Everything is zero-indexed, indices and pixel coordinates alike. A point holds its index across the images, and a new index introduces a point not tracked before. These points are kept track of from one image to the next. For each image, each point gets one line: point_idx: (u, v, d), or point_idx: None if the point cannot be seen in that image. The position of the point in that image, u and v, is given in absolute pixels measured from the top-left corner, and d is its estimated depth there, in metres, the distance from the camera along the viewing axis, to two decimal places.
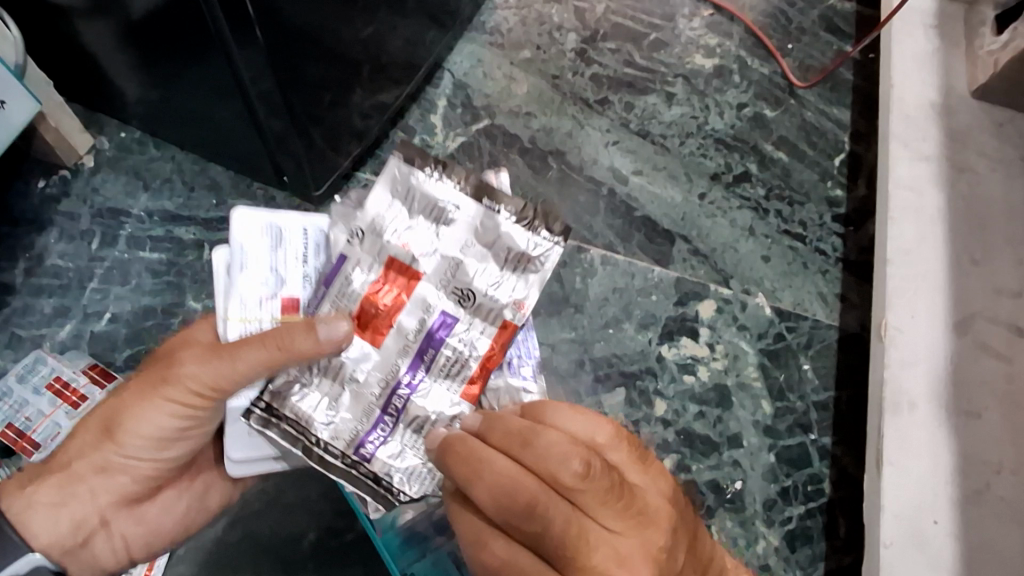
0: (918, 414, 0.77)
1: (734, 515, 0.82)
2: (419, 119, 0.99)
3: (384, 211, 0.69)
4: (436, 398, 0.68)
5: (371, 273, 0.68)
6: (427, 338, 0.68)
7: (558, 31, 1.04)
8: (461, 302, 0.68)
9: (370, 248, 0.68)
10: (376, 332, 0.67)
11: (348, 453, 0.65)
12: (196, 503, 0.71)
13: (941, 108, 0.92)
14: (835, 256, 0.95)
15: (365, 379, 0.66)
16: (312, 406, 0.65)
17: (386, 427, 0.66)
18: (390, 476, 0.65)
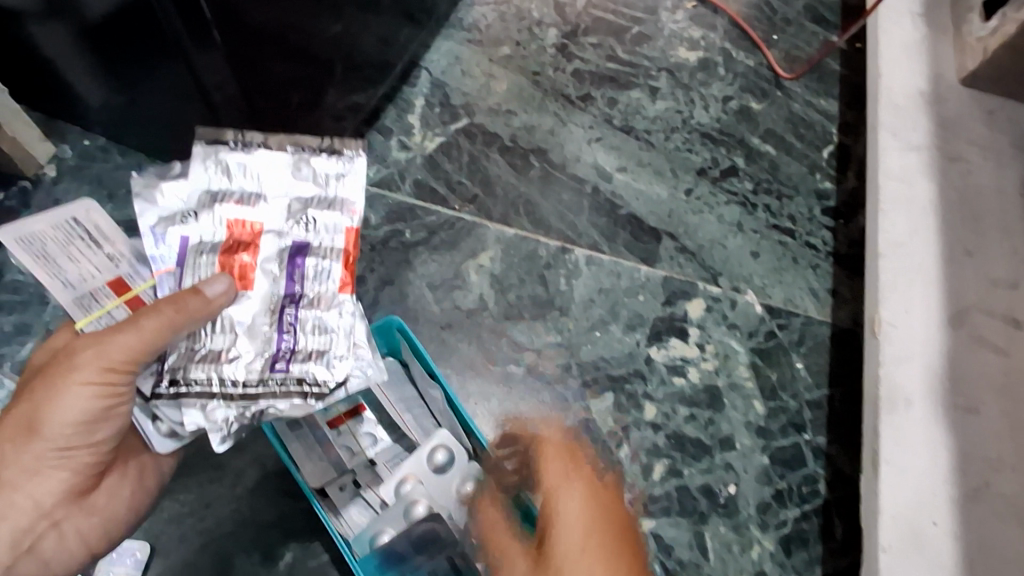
0: (914, 411, 0.75)
1: (727, 520, 0.80)
2: (396, 118, 0.95)
3: (208, 187, 0.63)
4: (318, 305, 0.62)
5: (218, 233, 0.63)
6: (293, 262, 0.63)
7: (538, 27, 1.01)
8: (306, 227, 0.64)
9: (208, 220, 0.63)
10: (245, 277, 0.62)
11: (268, 376, 0.60)
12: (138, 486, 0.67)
13: (931, 96, 0.90)
14: (825, 251, 0.92)
15: (251, 317, 0.62)
16: (212, 355, 0.61)
17: (288, 350, 0.61)
18: (313, 374, 0.61)
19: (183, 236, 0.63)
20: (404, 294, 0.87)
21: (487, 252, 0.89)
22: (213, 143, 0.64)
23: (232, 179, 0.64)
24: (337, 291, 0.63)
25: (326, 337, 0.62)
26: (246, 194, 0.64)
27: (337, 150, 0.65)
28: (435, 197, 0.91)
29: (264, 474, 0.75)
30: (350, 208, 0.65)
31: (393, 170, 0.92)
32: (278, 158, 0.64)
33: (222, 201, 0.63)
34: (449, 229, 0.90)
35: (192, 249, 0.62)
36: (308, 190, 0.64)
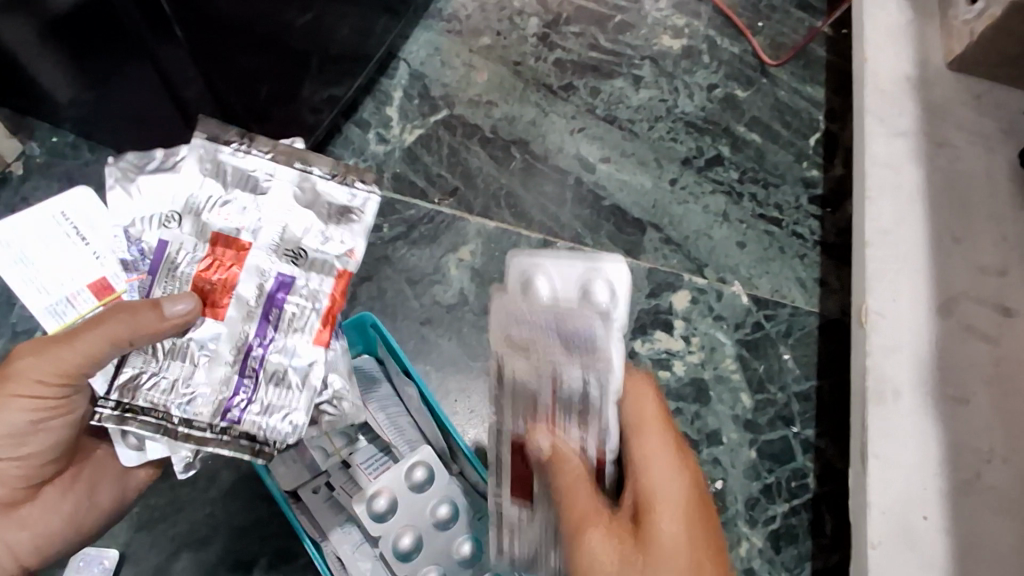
0: (902, 402, 0.74)
1: (714, 516, 0.78)
2: (374, 112, 0.93)
3: (199, 192, 0.63)
4: (296, 352, 0.64)
5: (199, 248, 0.62)
6: (271, 299, 0.64)
7: (519, 16, 0.99)
8: (295, 262, 0.64)
9: (189, 232, 0.62)
10: (215, 302, 0.62)
11: (215, 421, 0.62)
12: (85, 500, 0.64)
13: (918, 81, 0.88)
14: (812, 240, 0.91)
15: (217, 351, 0.62)
16: (169, 385, 0.61)
17: (245, 401, 0.62)
18: (262, 433, 0.63)
19: (162, 241, 0.62)
20: (382, 290, 0.85)
21: (467, 246, 0.87)
22: (213, 143, 0.63)
23: (228, 192, 0.63)
24: (312, 342, 0.64)
25: (290, 394, 0.63)
26: (238, 210, 0.63)
27: (350, 182, 0.64)
28: (413, 191, 0.89)
29: (237, 477, 0.73)
30: (349, 251, 0.64)
31: (371, 164, 0.90)
32: (283, 178, 0.64)
33: (212, 211, 0.63)
34: (428, 224, 0.88)
35: (167, 258, 0.62)
36: (304, 220, 0.64)
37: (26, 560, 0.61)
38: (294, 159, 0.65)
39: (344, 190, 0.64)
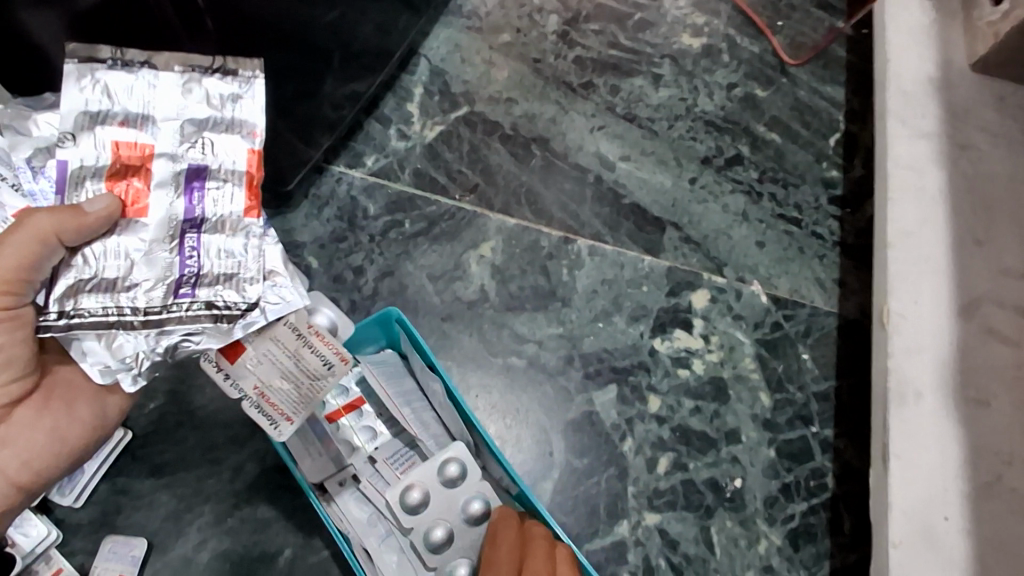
0: (924, 404, 0.74)
1: (733, 514, 0.79)
2: (395, 107, 0.93)
3: (86, 108, 0.52)
4: (223, 231, 0.54)
5: (102, 158, 0.53)
6: (189, 189, 0.54)
7: (538, 13, 0.99)
8: (203, 150, 0.54)
9: (87, 143, 0.52)
10: (138, 199, 0.54)
11: (171, 303, 0.53)
12: (65, 422, 0.61)
13: (940, 83, 0.88)
14: (832, 240, 0.91)
15: (150, 246, 0.53)
16: (105, 283, 0.53)
17: (193, 275, 0.53)
18: (222, 298, 0.53)
19: (60, 160, 0.52)
20: (403, 285, 0.86)
21: (488, 243, 0.87)
22: (85, 61, 0.52)
23: (113, 99, 0.52)
24: (241, 215, 0.55)
25: (236, 263, 0.54)
26: (132, 114, 0.53)
27: (231, 69, 0.54)
28: (434, 187, 0.90)
29: (262, 469, 0.74)
30: (251, 130, 0.55)
31: (392, 159, 0.91)
32: (166, 77, 0.53)
33: (104, 123, 0.52)
34: (449, 220, 0.88)
35: (71, 175, 0.53)
36: (200, 110, 0.54)
37: (20, 480, 0.60)
38: (175, 63, 0.53)
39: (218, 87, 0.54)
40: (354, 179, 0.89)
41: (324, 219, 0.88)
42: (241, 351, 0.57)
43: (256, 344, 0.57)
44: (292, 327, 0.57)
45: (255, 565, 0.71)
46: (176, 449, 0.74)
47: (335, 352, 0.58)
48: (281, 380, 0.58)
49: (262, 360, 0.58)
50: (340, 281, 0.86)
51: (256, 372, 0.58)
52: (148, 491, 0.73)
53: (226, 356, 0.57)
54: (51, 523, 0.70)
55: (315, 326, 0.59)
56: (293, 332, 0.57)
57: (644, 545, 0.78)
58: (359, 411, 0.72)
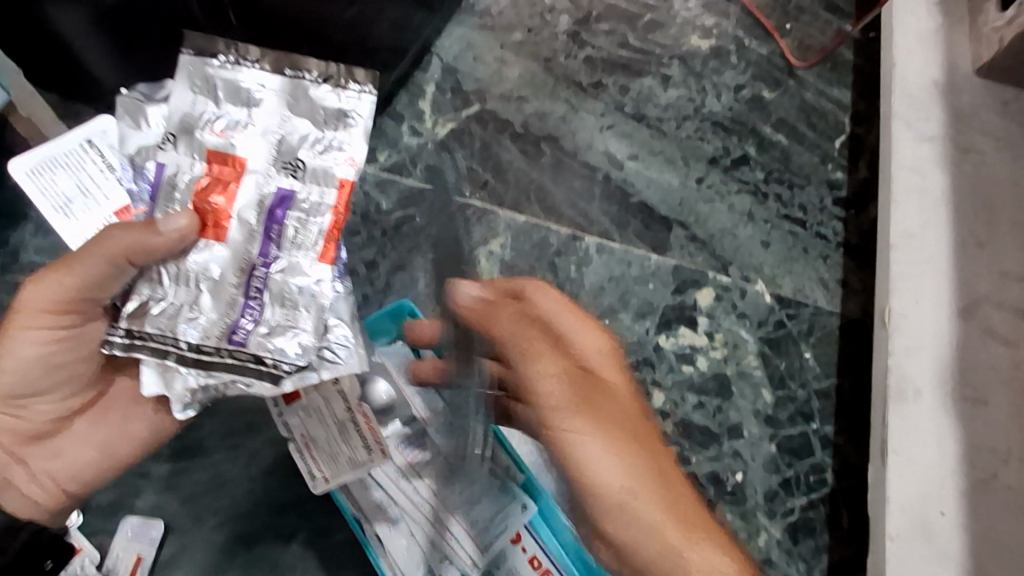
0: (923, 402, 0.75)
1: (735, 507, 0.81)
2: (408, 104, 0.95)
3: (192, 109, 0.59)
4: (294, 274, 0.59)
5: (196, 168, 0.59)
6: (271, 213, 0.59)
7: (550, 13, 1.00)
8: (294, 174, 0.59)
9: (184, 151, 0.59)
10: (218, 223, 0.59)
11: (224, 347, 0.58)
12: (116, 431, 0.70)
13: (945, 87, 0.90)
14: (835, 241, 0.92)
15: (221, 276, 0.59)
16: (171, 310, 0.58)
17: (250, 321, 0.58)
18: (269, 350, 0.58)
19: (159, 162, 0.60)
20: (415, 279, 0.88)
21: (498, 238, 0.89)
22: (203, 54, 0.60)
23: (221, 105, 0.59)
24: (316, 258, 0.59)
25: (295, 311, 0.59)
26: (232, 123, 0.59)
27: (343, 82, 0.59)
28: (446, 183, 0.91)
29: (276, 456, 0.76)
30: (350, 158, 0.59)
31: (404, 156, 0.92)
32: (272, 82, 0.59)
33: (204, 127, 0.59)
34: (460, 215, 0.90)
35: (166, 179, 0.59)
36: (301, 126, 0.59)
37: (65, 484, 0.69)
38: (285, 66, 0.60)
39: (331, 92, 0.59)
40: (368, 174, 0.91)
41: None
42: (297, 398, 0.72)
43: (312, 397, 0.72)
44: (345, 398, 0.71)
45: (269, 549, 0.74)
46: (193, 435, 0.76)
47: (372, 432, 0.70)
48: (322, 437, 0.71)
49: (311, 413, 0.72)
50: (353, 274, 0.88)
51: (306, 423, 0.72)
52: (166, 474, 0.75)
53: (286, 397, 0.72)
54: None
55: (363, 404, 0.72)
56: (345, 404, 0.71)
57: None
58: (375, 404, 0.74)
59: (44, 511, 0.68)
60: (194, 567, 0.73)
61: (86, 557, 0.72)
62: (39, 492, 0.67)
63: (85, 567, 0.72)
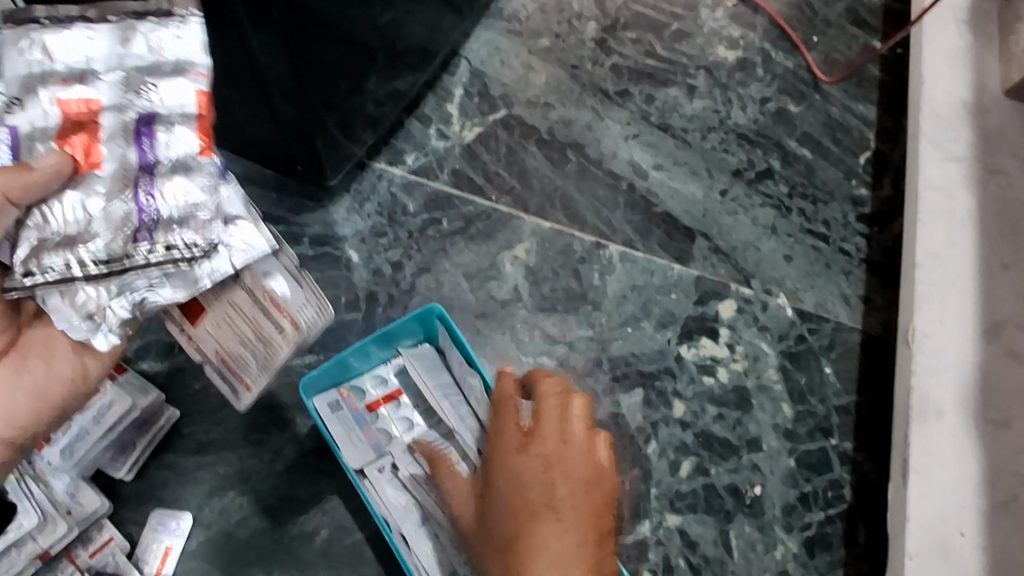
0: (945, 421, 0.76)
1: (752, 520, 0.81)
2: (435, 107, 0.95)
3: (28, 71, 0.54)
4: (181, 173, 0.54)
5: (51, 116, 0.53)
6: (138, 139, 0.54)
7: (578, 20, 1.01)
8: (147, 95, 0.54)
9: (33, 108, 0.53)
10: (90, 154, 0.53)
11: (132, 249, 0.52)
12: (42, 377, 0.57)
13: (974, 107, 0.90)
14: (858, 257, 0.93)
15: (107, 198, 0.53)
16: (66, 240, 0.52)
17: (151, 222, 0.53)
18: (177, 243, 0.53)
19: (10, 125, 0.54)
20: (440, 282, 0.88)
21: (522, 244, 0.90)
22: (23, 24, 0.54)
23: (52, 58, 0.54)
24: (195, 155, 0.54)
25: (193, 210, 0.54)
26: (73, 70, 0.54)
27: (168, 12, 0.55)
28: (471, 188, 0.92)
29: (300, 453, 0.77)
30: (197, 70, 0.55)
31: (431, 159, 0.93)
32: (100, 32, 0.54)
33: (47, 82, 0.54)
34: (485, 220, 0.91)
35: (23, 140, 0.54)
36: (145, 57, 0.55)
37: (5, 437, 0.59)
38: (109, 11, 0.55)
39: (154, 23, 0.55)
40: (395, 176, 0.92)
41: (365, 214, 0.90)
42: (202, 314, 0.68)
43: (215, 307, 0.67)
44: (248, 291, 0.64)
45: (291, 544, 0.75)
46: (219, 430, 0.77)
47: (286, 317, 0.64)
48: (238, 345, 0.67)
49: (218, 322, 0.67)
50: (378, 275, 0.88)
51: (216, 335, 0.68)
52: (192, 467, 0.76)
53: (188, 317, 0.69)
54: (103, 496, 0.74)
55: (271, 292, 0.64)
56: (250, 299, 0.65)
57: (665, 545, 0.81)
58: (397, 401, 0.77)
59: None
60: (219, 560, 0.74)
61: (115, 546, 0.72)
62: None
63: (114, 555, 0.72)
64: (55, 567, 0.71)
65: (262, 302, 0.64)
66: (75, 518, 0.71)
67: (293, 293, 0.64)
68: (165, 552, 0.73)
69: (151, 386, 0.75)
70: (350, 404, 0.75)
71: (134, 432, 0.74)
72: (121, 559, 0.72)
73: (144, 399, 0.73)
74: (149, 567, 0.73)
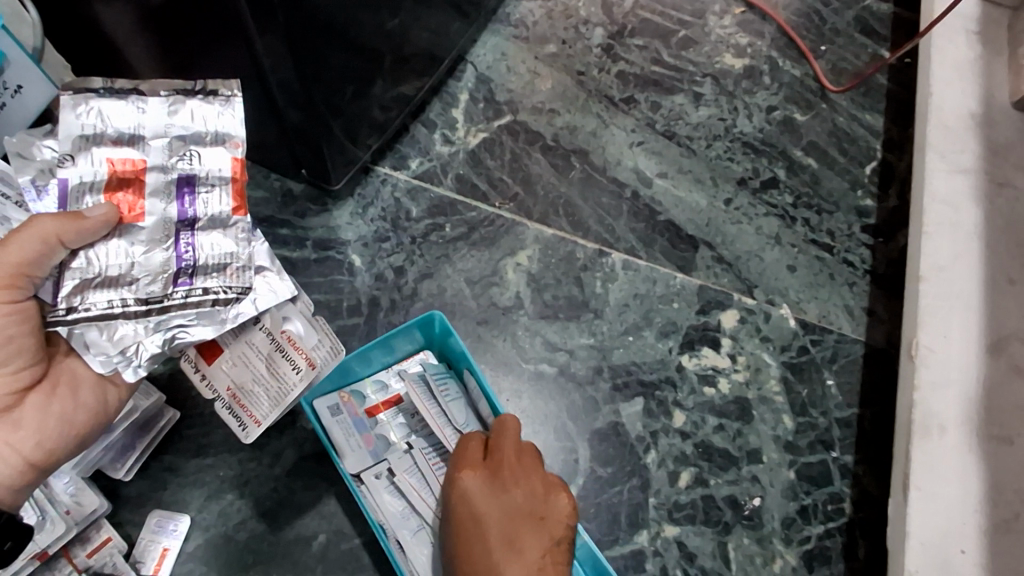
0: (948, 437, 0.75)
1: (751, 532, 0.81)
2: (440, 112, 0.95)
3: (83, 131, 0.56)
4: (216, 228, 0.59)
5: (98, 173, 0.56)
6: (180, 195, 0.58)
7: (584, 26, 1.01)
8: (191, 161, 0.58)
9: (84, 162, 0.56)
10: (134, 208, 0.57)
11: (171, 291, 0.57)
12: (71, 403, 0.62)
13: (982, 119, 0.89)
14: (862, 268, 0.92)
15: (148, 247, 0.58)
16: (110, 280, 0.57)
17: (190, 266, 0.58)
18: (207, 288, 0.58)
19: (60, 177, 0.56)
20: (442, 288, 0.88)
21: (524, 251, 0.90)
22: (80, 91, 0.56)
23: (107, 122, 0.56)
24: (230, 213, 0.59)
25: (228, 259, 0.59)
26: (124, 132, 0.57)
27: (213, 90, 0.58)
28: (475, 194, 0.92)
29: (300, 457, 0.78)
30: (233, 141, 0.59)
31: (435, 164, 0.93)
32: (154, 102, 0.57)
33: (99, 141, 0.56)
34: (488, 226, 0.91)
35: (71, 192, 0.56)
36: (188, 124, 0.58)
37: (32, 457, 0.61)
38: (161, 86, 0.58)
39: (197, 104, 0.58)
40: (399, 181, 0.92)
41: (369, 218, 0.90)
42: (218, 353, 0.67)
43: (232, 347, 0.67)
44: (268, 334, 0.66)
45: (290, 548, 0.76)
46: (220, 432, 0.78)
47: (304, 358, 0.66)
48: (252, 383, 0.67)
49: (234, 362, 0.67)
50: (381, 280, 0.88)
51: (230, 373, 0.68)
52: (193, 469, 0.77)
53: (204, 356, 0.68)
54: (103, 496, 0.74)
55: (290, 334, 0.66)
56: (269, 340, 0.66)
57: (663, 556, 0.80)
58: (398, 406, 0.78)
59: (10, 488, 0.61)
60: (217, 563, 0.75)
61: (114, 547, 0.73)
62: (4, 471, 0.60)
63: (112, 556, 0.72)
64: (54, 568, 0.71)
65: (282, 345, 0.66)
66: (73, 518, 0.70)
67: (309, 334, 0.66)
68: (161, 553, 0.74)
69: (152, 387, 0.76)
70: (350, 409, 0.76)
71: (134, 433, 0.75)
72: (119, 560, 0.72)
73: (144, 401, 0.73)
74: (146, 568, 0.74)
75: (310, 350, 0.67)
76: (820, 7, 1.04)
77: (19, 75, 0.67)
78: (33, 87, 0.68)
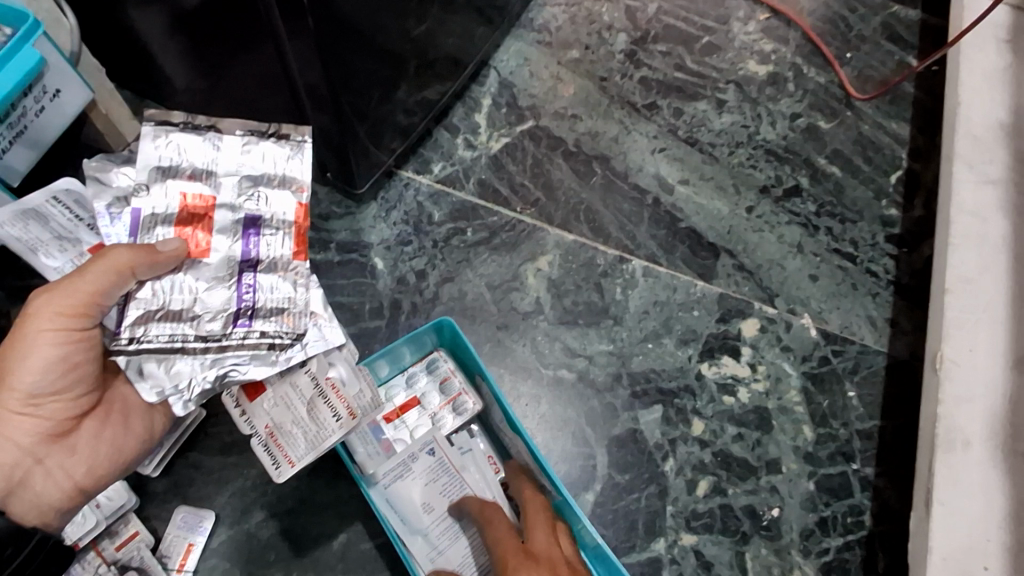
0: (972, 453, 0.75)
1: (769, 543, 0.81)
2: (463, 117, 0.96)
3: (159, 163, 0.57)
4: (275, 271, 0.59)
5: (171, 206, 0.58)
6: (245, 235, 0.59)
7: (607, 31, 1.01)
8: (257, 203, 0.59)
9: (158, 193, 0.57)
10: (201, 246, 0.58)
11: (230, 331, 0.57)
12: (121, 430, 0.64)
13: (1012, 129, 0.87)
14: (886, 279, 0.91)
15: (211, 285, 0.58)
16: (174, 313, 0.57)
17: (249, 307, 0.58)
18: (260, 332, 0.57)
19: (134, 208, 0.57)
20: (463, 292, 0.89)
21: (545, 256, 0.90)
22: (162, 124, 0.58)
23: (184, 156, 0.58)
24: (291, 258, 0.60)
25: (286, 301, 0.59)
26: (198, 169, 0.58)
27: (285, 134, 0.59)
28: (497, 198, 0.93)
29: (321, 457, 0.79)
30: (298, 185, 0.60)
31: (458, 168, 0.94)
32: (230, 142, 0.59)
33: (175, 176, 0.58)
34: (509, 231, 0.91)
35: (143, 221, 0.57)
36: (257, 166, 0.59)
37: (82, 482, 0.63)
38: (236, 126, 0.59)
39: (269, 150, 0.59)
40: (422, 185, 0.93)
41: (391, 222, 0.91)
42: (262, 391, 0.63)
43: (276, 387, 0.62)
44: (312, 377, 0.62)
45: (311, 546, 0.77)
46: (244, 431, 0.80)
47: (344, 406, 0.62)
48: (291, 423, 0.63)
49: (276, 402, 0.63)
50: (403, 283, 0.89)
51: (271, 412, 0.63)
52: (217, 466, 0.79)
53: (247, 392, 0.63)
54: (132, 491, 0.76)
55: (333, 380, 0.63)
56: (312, 384, 0.62)
57: (679, 564, 0.80)
58: (417, 409, 0.79)
59: (56, 509, 0.62)
60: (238, 558, 0.76)
61: (141, 541, 0.74)
62: (55, 492, 0.62)
63: (140, 550, 0.74)
64: (84, 560, 0.72)
65: (329, 392, 0.62)
66: (103, 513, 0.73)
67: (352, 380, 0.63)
68: (184, 549, 0.76)
69: None
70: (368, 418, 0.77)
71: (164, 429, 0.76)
72: (146, 554, 0.74)
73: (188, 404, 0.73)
74: (172, 565, 0.75)
75: (354, 396, 0.63)
76: (847, 13, 1.03)
77: (61, 81, 0.68)
78: (72, 91, 0.70)
